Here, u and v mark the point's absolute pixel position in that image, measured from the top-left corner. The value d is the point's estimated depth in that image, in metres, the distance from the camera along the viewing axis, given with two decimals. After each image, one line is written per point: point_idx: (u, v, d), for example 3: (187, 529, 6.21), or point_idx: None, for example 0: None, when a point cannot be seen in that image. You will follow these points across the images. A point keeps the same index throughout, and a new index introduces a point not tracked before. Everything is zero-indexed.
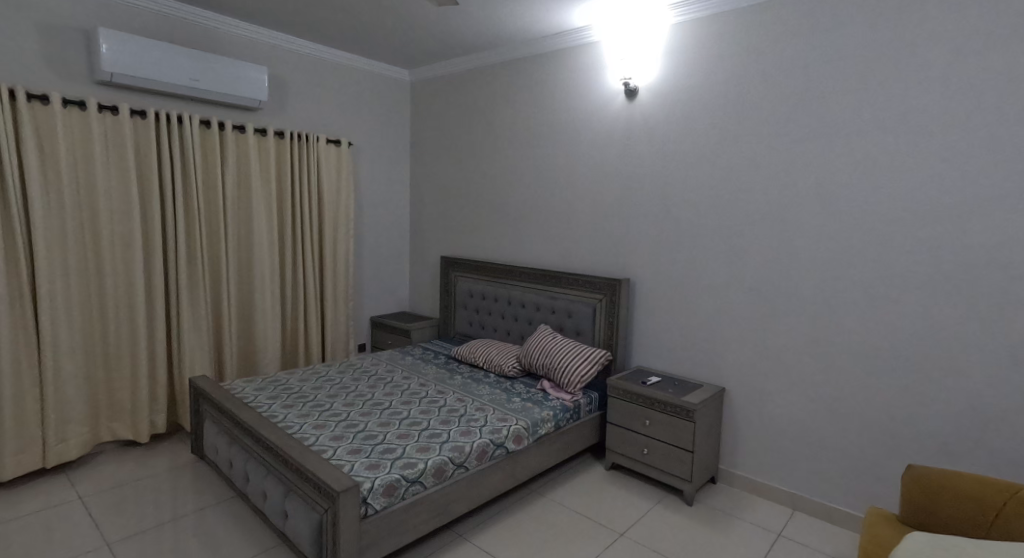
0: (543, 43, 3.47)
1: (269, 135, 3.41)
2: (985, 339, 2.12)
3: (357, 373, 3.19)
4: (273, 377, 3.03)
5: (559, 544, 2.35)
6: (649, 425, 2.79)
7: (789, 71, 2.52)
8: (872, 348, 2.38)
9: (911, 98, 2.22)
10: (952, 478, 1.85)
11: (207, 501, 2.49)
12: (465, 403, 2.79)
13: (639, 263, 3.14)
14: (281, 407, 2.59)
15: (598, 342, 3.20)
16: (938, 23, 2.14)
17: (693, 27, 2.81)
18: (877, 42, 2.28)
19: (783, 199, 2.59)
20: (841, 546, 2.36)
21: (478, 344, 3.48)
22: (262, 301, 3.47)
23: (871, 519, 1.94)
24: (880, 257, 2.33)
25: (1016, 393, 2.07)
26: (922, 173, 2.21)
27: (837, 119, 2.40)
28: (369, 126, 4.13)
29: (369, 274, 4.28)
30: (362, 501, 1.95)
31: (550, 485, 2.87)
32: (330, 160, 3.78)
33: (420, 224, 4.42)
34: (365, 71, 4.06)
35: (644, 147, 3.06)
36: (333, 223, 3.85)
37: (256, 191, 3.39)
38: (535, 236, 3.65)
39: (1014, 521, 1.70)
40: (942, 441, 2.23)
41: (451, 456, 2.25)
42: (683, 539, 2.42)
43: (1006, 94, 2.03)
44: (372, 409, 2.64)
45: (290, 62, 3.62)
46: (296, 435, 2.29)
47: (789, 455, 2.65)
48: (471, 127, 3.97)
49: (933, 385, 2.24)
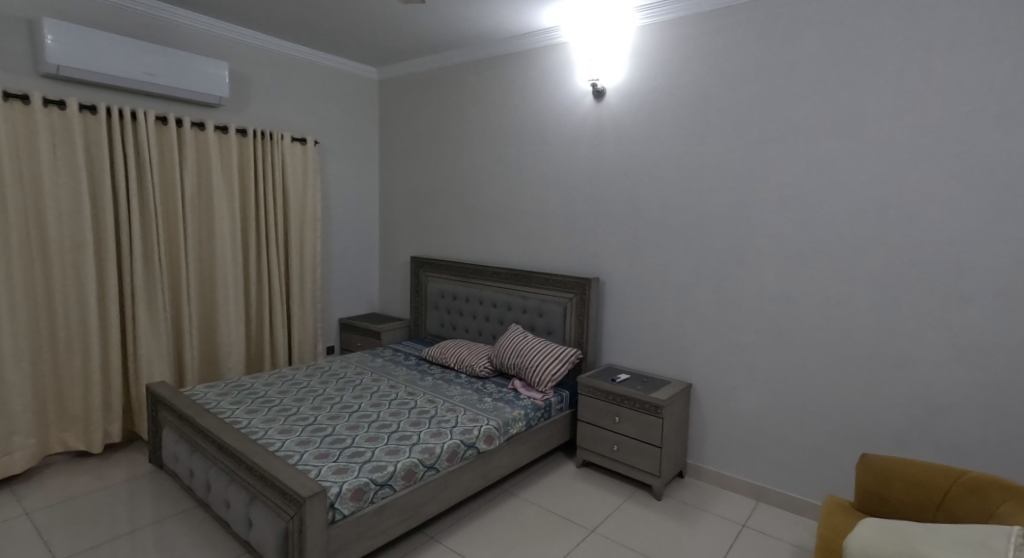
0: (511, 43, 3.47)
1: (230, 132, 3.32)
2: (932, 332, 2.22)
3: (324, 376, 3.13)
4: (237, 381, 2.96)
5: (531, 543, 2.36)
6: (619, 422, 2.83)
7: (751, 74, 2.59)
8: (831, 341, 2.46)
9: (864, 102, 2.31)
10: (902, 465, 1.94)
11: (167, 511, 2.41)
12: (436, 404, 2.77)
13: (608, 262, 3.18)
14: (245, 413, 2.52)
15: (568, 341, 3.23)
16: (888, 31, 2.24)
17: (658, 29, 2.86)
18: (831, 48, 2.37)
19: (745, 199, 2.65)
20: (801, 535, 2.43)
21: (449, 345, 3.47)
22: (225, 304, 3.38)
23: (829, 508, 2.01)
24: (837, 255, 2.42)
25: (960, 382, 2.18)
26: (875, 173, 2.30)
27: (796, 122, 2.48)
28: (336, 124, 4.07)
29: (337, 275, 4.21)
30: (329, 507, 1.92)
31: (522, 484, 2.88)
32: (296, 158, 3.70)
33: (390, 224, 4.38)
34: (331, 69, 3.99)
35: (612, 147, 3.09)
36: (299, 223, 3.77)
37: (217, 191, 3.30)
38: (505, 236, 3.65)
39: (956, 503, 1.78)
40: (894, 430, 2.33)
41: (421, 458, 2.24)
42: (651, 533, 2.46)
43: (950, 97, 2.13)
44: (340, 413, 2.60)
45: (253, 59, 3.54)
46: (261, 441, 2.24)
47: (752, 448, 2.72)
48: (441, 126, 3.94)
49: (887, 376, 2.33)
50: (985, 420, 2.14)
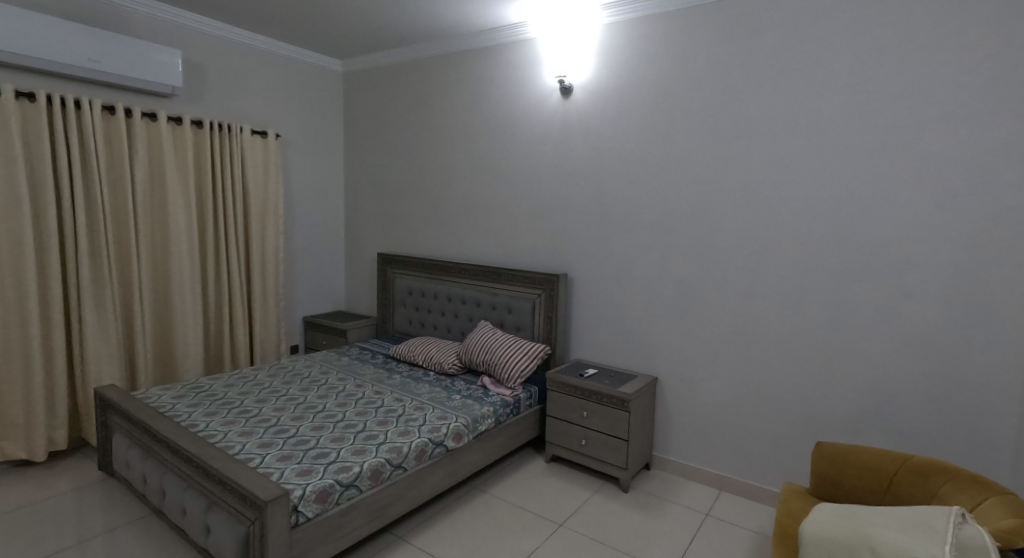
0: (478, 38, 3.45)
1: (185, 124, 3.19)
2: (883, 324, 2.31)
3: (287, 376, 3.06)
4: (195, 383, 2.85)
5: (499, 539, 2.36)
6: (587, 417, 2.85)
7: (714, 73, 2.63)
8: (790, 334, 2.53)
9: (820, 102, 2.38)
10: (854, 451, 2.01)
11: (118, 520, 2.31)
12: (403, 402, 2.74)
13: (575, 258, 3.19)
14: (203, 415, 2.44)
15: (537, 337, 3.23)
16: (842, 33, 2.31)
17: (623, 28, 2.88)
18: (789, 49, 2.44)
19: (708, 196, 2.70)
20: (762, 522, 2.50)
21: (417, 343, 3.43)
22: (181, 303, 3.26)
23: (786, 494, 2.08)
24: (795, 251, 2.49)
25: (908, 372, 2.27)
26: (830, 171, 2.38)
27: (757, 121, 2.54)
28: (299, 118, 3.96)
29: (301, 272, 4.11)
30: (292, 510, 1.87)
31: (490, 481, 2.88)
32: (256, 152, 3.59)
33: (355, 220, 4.30)
34: (292, 60, 3.89)
35: (579, 144, 3.11)
36: (260, 219, 3.67)
37: (172, 186, 3.17)
38: (473, 232, 3.63)
39: (903, 487, 1.86)
40: (848, 418, 2.42)
41: (388, 457, 2.21)
42: (618, 525, 2.49)
43: (899, 98, 2.22)
44: (304, 413, 2.54)
45: (209, 48, 3.41)
46: (220, 444, 2.16)
47: (715, 439, 2.79)
48: (407, 120, 3.89)
49: (841, 367, 2.41)
50: (929, 407, 2.24)
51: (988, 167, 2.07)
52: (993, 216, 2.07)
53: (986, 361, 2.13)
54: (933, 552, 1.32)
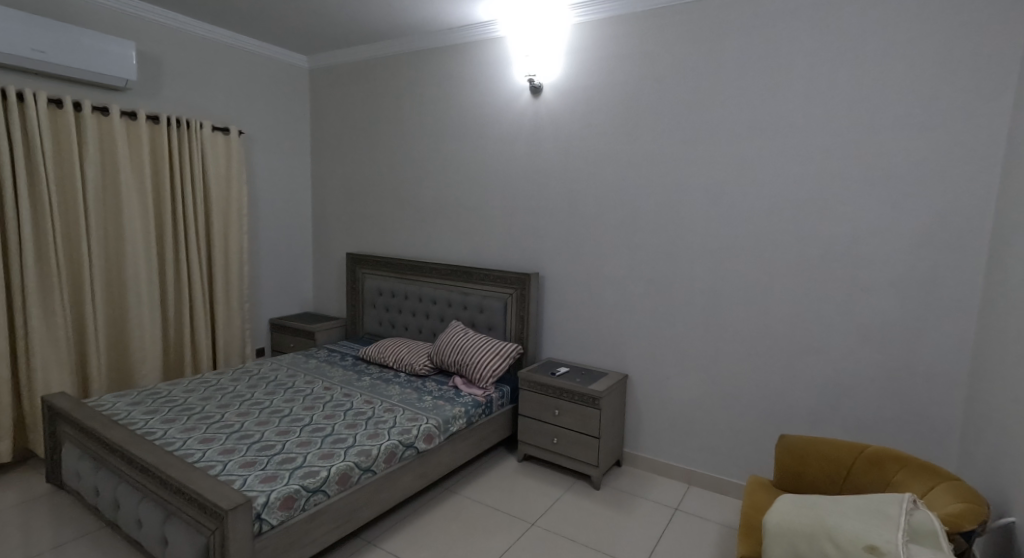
0: (447, 35, 3.41)
1: (139, 118, 3.07)
2: (842, 320, 2.38)
3: (252, 379, 2.98)
4: (153, 389, 2.75)
5: (471, 541, 2.34)
6: (559, 415, 2.86)
7: (680, 75, 2.67)
8: (755, 331, 2.58)
9: (781, 105, 2.44)
10: (815, 443, 2.06)
11: (68, 535, 2.21)
12: (373, 404, 2.69)
13: (546, 257, 3.19)
14: (161, 422, 2.35)
15: (509, 336, 3.23)
16: (801, 37, 2.37)
17: (592, 28, 2.89)
18: (752, 52, 2.48)
19: (675, 195, 2.74)
20: (729, 515, 2.55)
21: (387, 344, 3.38)
22: (137, 306, 3.14)
23: (751, 486, 2.11)
24: (758, 249, 2.54)
25: (865, 367, 2.35)
26: (791, 172, 2.44)
27: (722, 121, 2.58)
28: (263, 114, 3.86)
29: (267, 273, 4.01)
30: (255, 518, 1.82)
31: (462, 481, 2.85)
32: (217, 149, 3.48)
33: (323, 220, 4.21)
34: (256, 55, 3.78)
35: (549, 143, 3.11)
36: (223, 218, 3.55)
37: (126, 184, 3.05)
38: (444, 231, 3.60)
39: (862, 477, 1.92)
40: (809, 412, 2.48)
41: (356, 461, 2.17)
42: (590, 522, 2.50)
43: (854, 100, 2.29)
44: (269, 418, 2.47)
45: (166, 41, 3.29)
46: (178, 453, 2.09)
47: (683, 435, 2.83)
48: (376, 118, 3.83)
49: (803, 363, 2.48)
50: (885, 399, 2.32)
51: (937, 167, 2.15)
52: (942, 213, 2.15)
53: (935, 354, 2.21)
54: (890, 540, 1.36)
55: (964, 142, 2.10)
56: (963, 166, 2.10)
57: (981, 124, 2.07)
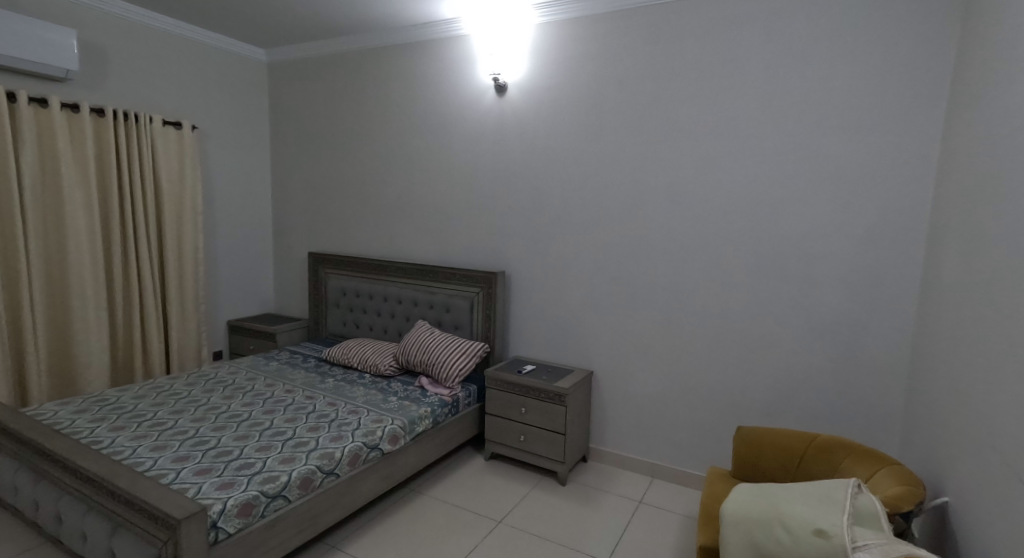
0: (411, 32, 3.37)
1: (82, 111, 2.92)
2: (795, 315, 2.47)
3: (209, 384, 2.88)
4: (100, 396, 2.63)
5: (438, 541, 2.32)
6: (525, 412, 2.87)
7: (642, 76, 2.71)
8: (714, 327, 2.65)
9: (737, 106, 2.50)
10: (769, 433, 2.13)
11: (6, 552, 2.09)
12: (337, 406, 2.64)
13: (512, 256, 3.20)
14: (108, 431, 2.24)
15: (475, 335, 3.21)
16: (755, 41, 2.44)
17: (556, 28, 2.91)
18: (710, 54, 2.54)
19: (636, 194, 2.78)
20: (690, 506, 2.61)
21: (351, 344, 3.33)
22: (81, 310, 2.99)
23: (710, 477, 2.17)
24: (717, 246, 2.61)
25: (817, 359, 2.44)
26: (746, 171, 2.51)
27: (682, 122, 2.63)
28: (218, 110, 3.73)
29: (224, 273, 3.88)
30: (211, 527, 1.76)
31: (428, 482, 2.83)
32: (168, 145, 3.34)
33: (284, 219, 4.10)
34: (210, 48, 3.66)
35: (514, 142, 3.11)
36: (175, 217, 3.42)
37: (67, 180, 2.90)
38: (409, 230, 3.56)
39: (812, 464, 2.00)
40: (765, 404, 2.56)
41: (319, 464, 2.12)
42: (556, 518, 2.52)
43: (806, 103, 2.36)
44: (226, 423, 2.39)
45: (112, 30, 3.14)
46: (127, 462, 2.00)
47: (646, 429, 2.88)
48: (338, 115, 3.75)
49: (760, 357, 2.55)
50: (836, 389, 2.41)
51: (881, 168, 2.25)
52: (886, 212, 2.25)
53: (881, 346, 2.31)
54: (836, 523, 1.42)
55: (904, 144, 2.20)
56: (904, 167, 2.21)
57: (921, 127, 2.17)
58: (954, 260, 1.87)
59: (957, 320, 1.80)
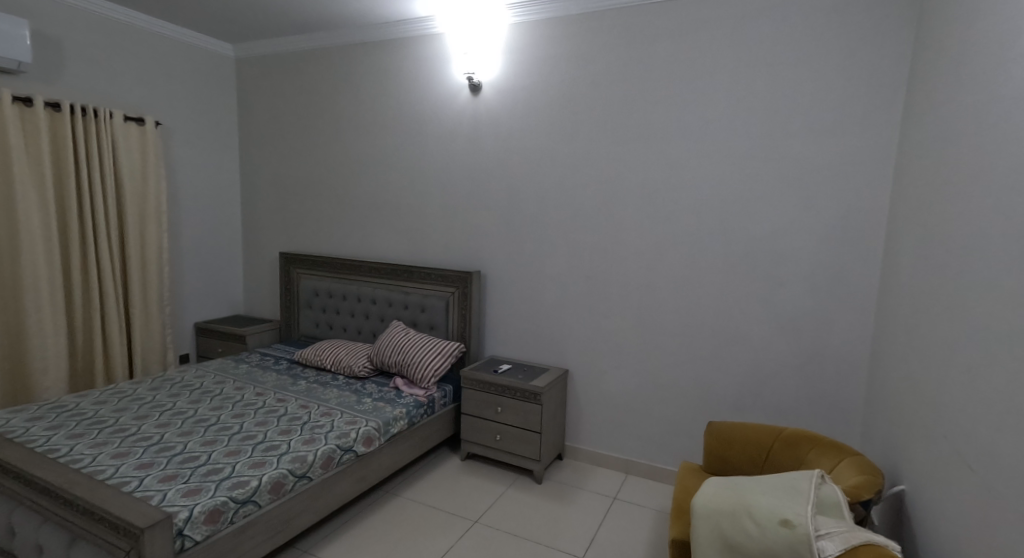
0: (383, 30, 3.34)
1: (37, 105, 2.81)
2: (764, 312, 2.52)
3: (175, 388, 2.80)
4: (57, 402, 2.52)
5: (413, 543, 2.30)
6: (501, 412, 2.87)
7: (614, 77, 2.73)
8: (685, 324, 2.69)
9: (706, 108, 2.55)
10: (738, 428, 2.17)
11: None
12: (309, 409, 2.60)
13: (486, 255, 3.19)
14: (66, 438, 2.16)
15: (450, 335, 3.20)
16: (723, 44, 2.49)
17: (529, 28, 2.91)
18: (680, 56, 2.58)
19: (609, 194, 2.80)
20: (662, 500, 2.65)
21: (324, 346, 3.27)
22: (36, 312, 2.88)
23: (682, 471, 2.20)
24: (688, 245, 2.64)
25: (784, 355, 2.50)
26: (716, 171, 2.55)
27: (654, 123, 2.66)
28: (183, 106, 3.63)
29: (191, 274, 3.78)
30: (177, 535, 1.71)
31: (403, 483, 2.81)
32: (130, 141, 3.24)
33: (254, 218, 4.02)
34: (174, 42, 3.56)
35: (488, 141, 3.10)
36: (138, 216, 3.32)
37: (19, 177, 2.78)
38: (383, 230, 3.52)
39: (780, 457, 2.05)
40: (736, 399, 2.61)
41: (290, 468, 2.08)
42: (531, 517, 2.52)
43: (772, 105, 2.42)
44: (193, 428, 2.33)
45: (68, 21, 3.02)
46: (87, 470, 1.93)
47: (620, 426, 2.91)
48: (309, 113, 3.69)
49: (730, 353, 2.60)
50: (802, 384, 2.47)
51: (844, 168, 2.31)
52: (848, 212, 2.32)
53: (844, 341, 2.38)
54: (800, 513, 1.46)
55: (864, 145, 2.27)
56: (863, 168, 2.28)
57: (880, 129, 2.24)
58: (909, 257, 1.94)
59: (913, 314, 1.87)
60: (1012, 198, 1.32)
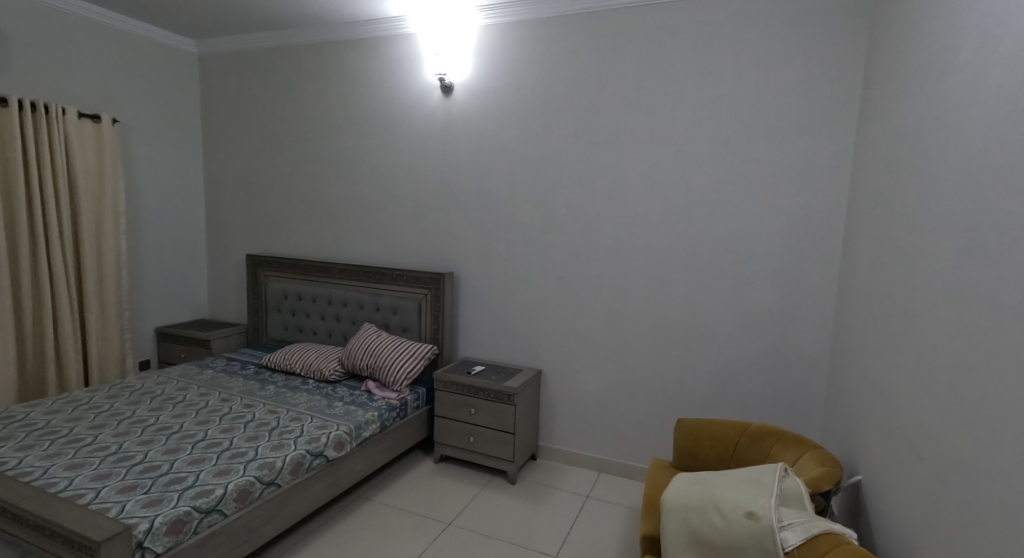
0: (354, 30, 3.29)
1: None
2: (730, 311, 2.57)
3: (134, 395, 2.70)
4: (6, 413, 2.41)
5: (386, 547, 2.27)
6: (474, 413, 2.86)
7: (585, 80, 2.75)
8: (655, 324, 2.73)
9: (674, 112, 2.59)
10: (706, 424, 2.21)
11: None
12: (278, 414, 2.54)
13: (459, 256, 3.17)
14: (16, 450, 2.06)
15: (423, 337, 3.17)
16: (691, 49, 2.53)
17: (501, 31, 2.92)
18: (650, 60, 2.61)
19: (580, 195, 2.82)
20: (634, 498, 2.68)
21: (293, 349, 3.21)
22: None
23: (653, 468, 2.23)
24: (657, 245, 2.68)
25: (750, 352, 2.55)
26: (683, 173, 2.60)
27: (624, 126, 2.69)
28: (143, 103, 3.52)
29: (152, 277, 3.66)
30: (136, 547, 1.65)
31: (376, 487, 2.77)
32: (85, 138, 3.12)
33: (219, 220, 3.92)
34: (133, 37, 3.44)
35: (460, 142, 3.09)
36: (95, 215, 3.20)
37: None
38: (353, 231, 3.47)
39: (746, 452, 2.10)
40: (704, 397, 2.66)
41: (257, 475, 2.03)
42: (505, 517, 2.52)
43: (738, 109, 2.47)
44: (154, 437, 2.25)
45: (18, 14, 2.90)
46: (38, 483, 1.85)
47: (592, 425, 2.93)
48: (277, 112, 3.62)
49: (697, 351, 2.65)
50: (767, 380, 2.53)
51: (805, 171, 2.38)
52: (809, 213, 2.39)
53: (806, 339, 2.45)
54: (764, 505, 1.49)
55: (823, 149, 2.34)
56: (823, 170, 2.35)
57: (838, 133, 2.31)
58: (866, 256, 2.01)
59: (868, 311, 1.94)
60: (957, 197, 1.38)
